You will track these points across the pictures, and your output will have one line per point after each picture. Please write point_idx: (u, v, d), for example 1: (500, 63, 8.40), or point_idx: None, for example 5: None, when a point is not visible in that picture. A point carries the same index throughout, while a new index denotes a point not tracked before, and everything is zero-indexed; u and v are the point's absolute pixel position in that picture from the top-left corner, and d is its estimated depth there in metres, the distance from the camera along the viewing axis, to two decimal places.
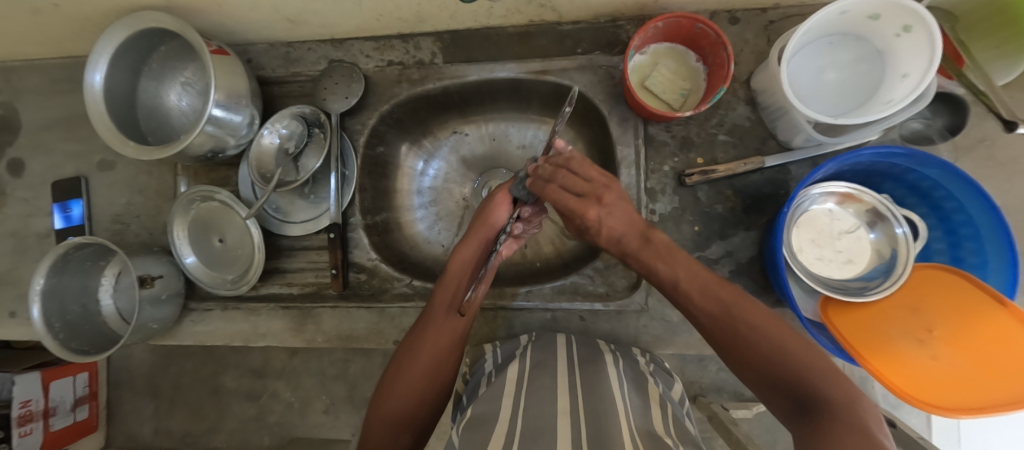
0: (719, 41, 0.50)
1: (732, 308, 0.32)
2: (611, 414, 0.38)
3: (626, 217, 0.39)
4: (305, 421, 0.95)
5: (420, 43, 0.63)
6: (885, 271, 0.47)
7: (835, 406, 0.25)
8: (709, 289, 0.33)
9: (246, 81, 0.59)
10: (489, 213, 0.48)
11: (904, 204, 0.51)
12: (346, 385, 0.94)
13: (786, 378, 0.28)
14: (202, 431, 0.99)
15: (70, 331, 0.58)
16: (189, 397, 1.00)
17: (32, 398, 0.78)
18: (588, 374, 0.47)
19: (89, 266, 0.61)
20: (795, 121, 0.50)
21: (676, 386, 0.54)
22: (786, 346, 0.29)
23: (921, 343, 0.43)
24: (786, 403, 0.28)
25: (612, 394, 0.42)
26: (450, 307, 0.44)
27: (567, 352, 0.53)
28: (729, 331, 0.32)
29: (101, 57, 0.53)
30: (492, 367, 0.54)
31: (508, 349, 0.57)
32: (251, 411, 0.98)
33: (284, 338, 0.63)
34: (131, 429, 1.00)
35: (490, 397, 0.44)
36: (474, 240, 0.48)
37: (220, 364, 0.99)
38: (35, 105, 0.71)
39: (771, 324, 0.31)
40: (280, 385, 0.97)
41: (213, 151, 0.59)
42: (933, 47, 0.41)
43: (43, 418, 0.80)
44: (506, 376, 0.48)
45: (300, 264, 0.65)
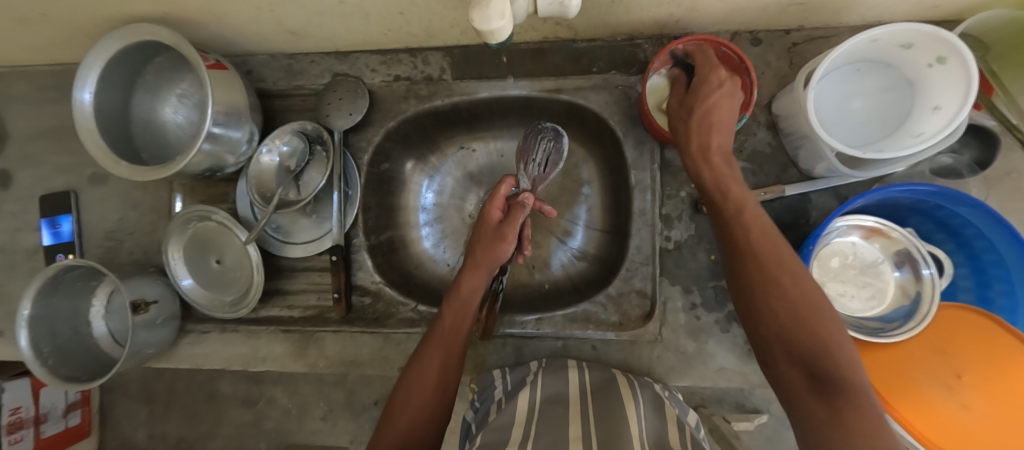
0: (742, 66, 0.48)
1: (782, 274, 0.32)
2: (627, 442, 0.36)
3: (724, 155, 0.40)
4: (303, 427, 0.94)
5: (429, 58, 0.61)
6: (909, 312, 0.45)
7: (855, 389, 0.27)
8: (755, 241, 0.34)
9: (245, 95, 0.56)
10: (497, 243, 0.47)
11: (930, 239, 0.50)
12: (344, 392, 0.92)
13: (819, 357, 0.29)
14: (197, 437, 0.97)
15: (61, 357, 0.55)
16: (184, 405, 0.98)
17: (21, 404, 0.76)
18: (602, 399, 0.45)
19: (80, 286, 0.59)
20: (819, 150, 0.48)
21: (692, 415, 0.51)
22: (827, 329, 0.29)
23: (951, 390, 0.41)
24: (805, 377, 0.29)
25: (627, 419, 0.41)
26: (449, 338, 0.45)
27: (580, 378, 0.52)
28: (757, 299, 0.33)
29: (91, 71, 0.50)
30: (503, 393, 0.53)
31: (518, 375, 0.56)
32: (247, 417, 0.96)
33: (285, 362, 0.61)
34: (124, 433, 0.98)
35: (500, 425, 0.42)
36: (476, 267, 0.47)
37: (216, 372, 0.97)
38: (23, 115, 0.68)
39: (818, 295, 0.31)
40: (276, 392, 0.95)
41: (211, 170, 0.57)
42: (970, 81, 0.39)
43: (33, 425, 0.78)
44: (518, 403, 0.46)
45: (301, 285, 0.63)
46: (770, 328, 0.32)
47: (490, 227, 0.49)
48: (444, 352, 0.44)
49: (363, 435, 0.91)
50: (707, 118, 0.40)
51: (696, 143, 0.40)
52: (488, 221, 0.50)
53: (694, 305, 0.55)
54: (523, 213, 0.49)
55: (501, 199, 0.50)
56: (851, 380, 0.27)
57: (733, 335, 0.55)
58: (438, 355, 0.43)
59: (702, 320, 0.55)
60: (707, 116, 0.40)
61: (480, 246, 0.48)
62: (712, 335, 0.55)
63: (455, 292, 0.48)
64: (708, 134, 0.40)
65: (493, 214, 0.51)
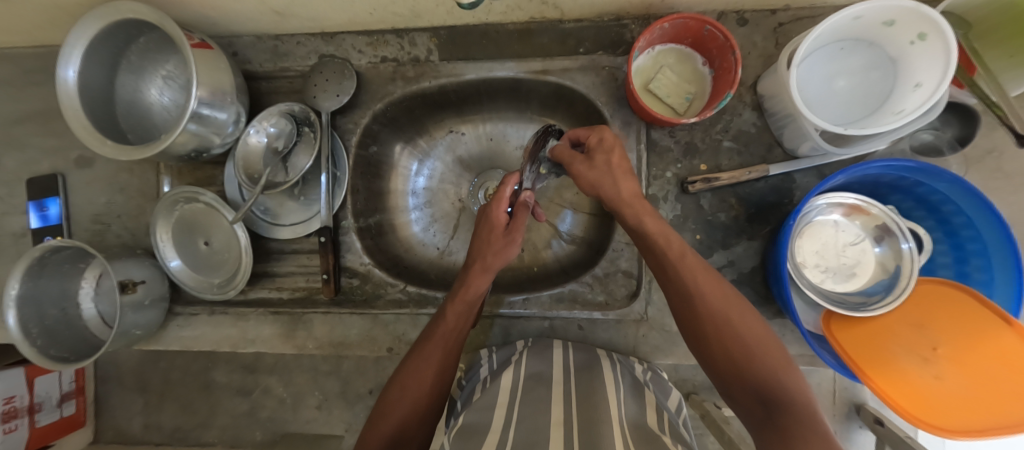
0: (728, 44, 0.48)
1: (731, 316, 0.37)
2: (603, 423, 0.37)
3: (622, 172, 0.45)
4: (298, 417, 0.94)
5: (415, 39, 0.60)
6: (889, 286, 0.46)
7: (796, 402, 0.32)
8: (702, 286, 0.38)
9: (231, 76, 0.56)
10: (507, 248, 0.50)
11: (911, 216, 0.50)
12: (339, 381, 0.93)
13: (763, 385, 0.34)
14: (192, 426, 0.98)
15: (49, 337, 0.56)
16: (179, 393, 0.98)
17: (16, 393, 0.77)
18: (584, 382, 0.47)
19: (68, 268, 0.59)
20: (803, 129, 0.48)
21: (673, 395, 0.52)
22: (765, 353, 0.35)
23: (927, 362, 0.42)
24: (755, 404, 0.34)
25: (606, 403, 0.41)
26: (445, 338, 0.47)
27: (564, 358, 0.53)
28: (708, 333, 0.37)
29: (75, 50, 0.50)
30: (488, 373, 0.54)
31: (504, 354, 0.56)
32: (242, 407, 0.97)
33: (274, 344, 0.62)
34: (119, 423, 0.98)
35: (484, 404, 0.43)
36: (484, 271, 0.49)
37: (211, 360, 0.98)
38: (8, 98, 0.67)
39: (758, 328, 0.37)
40: (271, 381, 0.95)
41: (196, 151, 0.56)
42: (950, 57, 0.40)
43: (27, 414, 0.78)
44: (501, 382, 0.47)
45: (289, 268, 0.63)
46: (719, 356, 0.37)
47: (498, 232, 0.50)
48: (441, 349, 0.46)
49: (356, 422, 0.92)
50: (610, 167, 0.45)
51: (612, 194, 0.44)
52: (495, 221, 0.51)
53: None
54: (522, 221, 0.52)
55: (509, 203, 0.50)
56: (795, 400, 0.32)
57: None
58: (439, 353, 0.46)
59: None
60: (608, 168, 0.45)
61: (491, 251, 0.50)
62: None
63: (460, 293, 0.49)
64: (618, 184, 0.44)
65: (500, 215, 0.51)
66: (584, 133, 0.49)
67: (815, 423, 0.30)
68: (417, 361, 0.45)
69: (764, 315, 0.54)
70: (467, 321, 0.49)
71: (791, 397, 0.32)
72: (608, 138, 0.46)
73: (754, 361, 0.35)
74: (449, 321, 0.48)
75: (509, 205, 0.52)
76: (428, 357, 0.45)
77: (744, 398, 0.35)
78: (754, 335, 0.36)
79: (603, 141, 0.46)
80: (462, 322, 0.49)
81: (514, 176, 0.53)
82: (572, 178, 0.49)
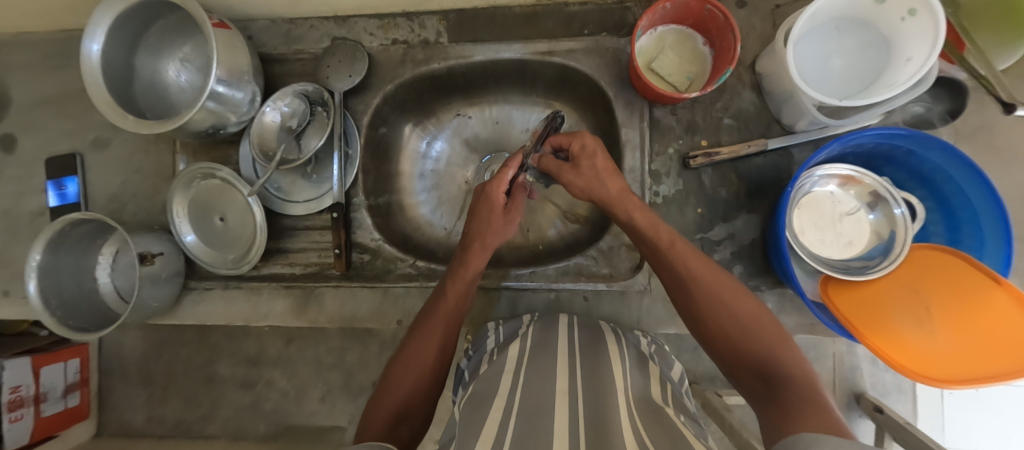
0: (727, 23, 0.50)
1: (724, 295, 0.39)
2: (610, 394, 0.36)
3: (609, 173, 0.46)
4: (301, 409, 0.95)
5: (425, 22, 0.63)
6: (884, 251, 0.48)
7: (793, 373, 0.33)
8: (695, 271, 0.40)
9: (248, 57, 0.58)
10: (504, 229, 0.53)
11: (904, 188, 0.52)
12: (342, 373, 0.94)
13: (762, 361, 0.35)
14: (195, 419, 0.98)
15: (67, 310, 0.57)
16: (182, 386, 0.99)
17: (22, 383, 0.77)
18: (590, 357, 0.45)
19: (85, 244, 0.61)
20: (802, 104, 0.50)
21: (676, 367, 0.54)
22: (763, 330, 0.36)
23: (920, 322, 0.44)
24: (755, 381, 0.35)
25: (612, 374, 0.41)
26: (448, 320, 0.49)
27: (569, 336, 0.51)
28: (705, 315, 0.39)
29: (99, 28, 0.52)
30: (495, 343, 0.54)
31: (510, 327, 0.57)
32: (245, 400, 0.98)
33: (286, 318, 0.63)
34: (123, 416, 0.98)
35: (490, 374, 0.43)
36: (484, 250, 0.51)
37: (214, 352, 0.98)
38: (25, 81, 0.68)
39: (751, 306, 0.38)
40: (275, 374, 0.96)
41: (213, 128, 0.58)
42: (937, 30, 0.42)
43: (33, 404, 0.79)
44: (508, 353, 0.48)
45: (302, 244, 0.65)
46: (718, 338, 0.38)
47: (497, 211, 0.52)
48: (444, 319, 0.49)
49: (359, 413, 0.93)
50: (596, 172, 0.46)
51: (602, 193, 0.45)
52: (492, 200, 0.51)
53: None
54: (520, 200, 0.55)
55: (509, 183, 0.51)
56: (793, 371, 0.33)
57: None
58: (440, 330, 0.48)
59: None
60: (595, 171, 0.46)
61: (490, 230, 0.52)
62: None
63: (460, 273, 0.51)
64: (606, 184, 0.45)
65: (498, 197, 0.51)
66: (567, 138, 0.50)
67: (813, 392, 0.30)
68: (422, 339, 0.47)
69: (763, 285, 0.56)
70: (466, 299, 0.52)
71: (788, 369, 0.33)
72: (591, 143, 0.47)
73: (751, 339, 0.36)
74: (449, 302, 0.50)
75: (507, 186, 0.52)
76: (431, 336, 0.47)
77: (745, 376, 0.36)
78: (747, 315, 0.38)
79: (586, 146, 0.48)
80: (460, 301, 0.51)
81: (520, 155, 0.55)
82: (562, 184, 0.50)
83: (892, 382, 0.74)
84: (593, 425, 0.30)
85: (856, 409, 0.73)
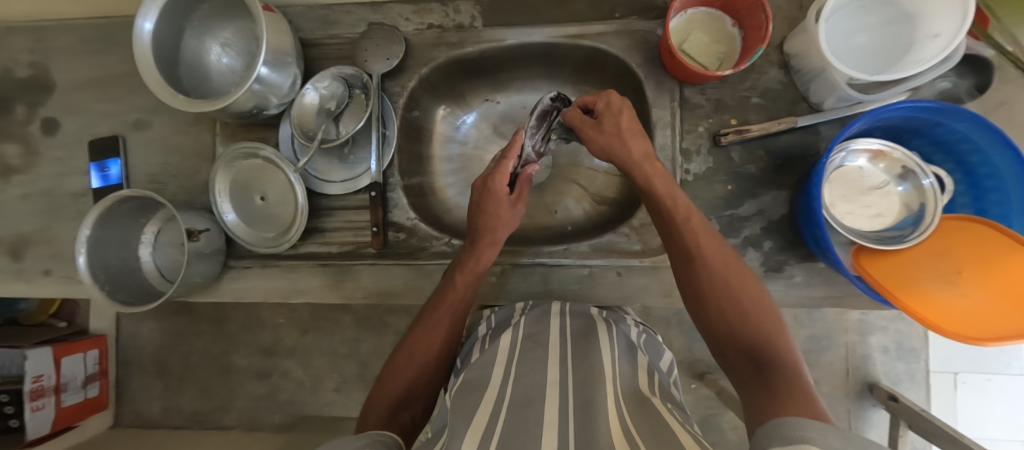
0: (758, 3, 0.51)
1: (729, 277, 0.40)
2: (598, 385, 0.37)
3: (631, 136, 0.48)
4: (316, 399, 0.96)
5: (460, 7, 0.65)
6: (914, 222, 0.50)
7: (782, 359, 0.33)
8: (705, 247, 0.42)
9: (290, 39, 0.60)
10: (508, 222, 0.55)
11: (932, 161, 0.54)
12: (357, 363, 0.96)
13: (756, 345, 0.36)
14: (211, 410, 0.99)
15: (114, 283, 0.59)
16: (198, 376, 0.99)
17: (44, 373, 0.76)
18: (581, 346, 0.45)
19: (130, 221, 0.62)
20: (833, 80, 0.52)
21: (665, 358, 0.55)
22: (763, 317, 0.37)
23: (951, 285, 0.46)
24: (745, 364, 0.36)
25: (602, 363, 0.41)
26: (456, 305, 0.52)
27: (562, 324, 0.52)
28: (708, 295, 0.41)
29: (152, 9, 0.55)
30: (487, 331, 0.54)
31: (502, 315, 0.56)
32: (261, 390, 0.98)
33: (322, 294, 0.65)
34: (140, 408, 0.99)
35: (483, 361, 0.43)
36: (492, 244, 0.54)
37: (231, 343, 0.98)
38: (68, 65, 0.71)
39: (754, 290, 0.39)
40: (289, 365, 0.97)
41: (255, 109, 0.60)
42: (967, 7, 0.43)
43: (54, 393, 0.78)
44: (500, 342, 0.47)
45: (338, 223, 0.66)
46: (717, 320, 0.40)
47: (505, 204, 0.54)
48: (451, 308, 0.51)
49: None
50: (618, 130, 0.48)
51: (624, 156, 0.48)
52: (498, 195, 0.53)
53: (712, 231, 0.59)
54: (524, 187, 0.59)
55: (510, 177, 0.53)
56: (783, 358, 0.34)
57: (748, 259, 0.58)
58: (447, 320, 0.50)
59: None
60: (618, 131, 0.48)
61: (498, 225, 0.54)
62: None
63: (471, 265, 0.54)
64: (628, 145, 0.48)
65: (501, 190, 0.54)
66: (592, 98, 0.52)
67: (800, 378, 0.31)
68: (427, 328, 0.50)
69: (792, 259, 0.57)
70: (472, 289, 0.54)
71: (777, 354, 0.34)
72: (616, 102, 0.49)
73: (751, 322, 0.37)
74: (458, 288, 0.53)
75: (508, 180, 0.54)
76: (438, 324, 0.50)
77: (737, 359, 0.37)
78: (750, 301, 0.38)
79: (611, 105, 0.50)
80: (466, 291, 0.53)
81: (520, 139, 0.55)
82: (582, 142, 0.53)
83: (904, 370, 0.75)
84: (582, 418, 0.31)
85: (869, 398, 0.76)
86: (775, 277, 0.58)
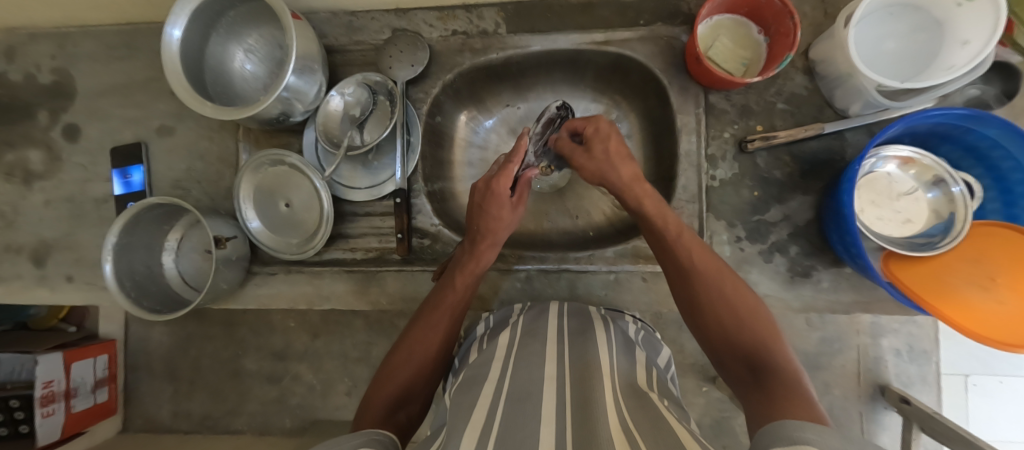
0: (786, 10, 0.51)
1: (723, 285, 0.40)
2: (596, 380, 0.36)
3: (619, 157, 0.50)
4: (327, 403, 0.88)
5: (484, 14, 0.65)
6: (945, 229, 0.50)
7: (781, 364, 0.32)
8: (697, 259, 0.43)
9: (317, 46, 0.60)
10: (505, 226, 0.54)
11: (960, 166, 0.54)
12: (370, 367, 0.87)
13: (753, 352, 0.35)
14: (221, 414, 0.92)
15: (139, 291, 0.59)
16: (208, 379, 0.93)
17: (55, 377, 0.75)
18: (578, 343, 0.45)
19: (155, 227, 0.62)
20: (861, 88, 0.52)
21: (663, 353, 0.55)
22: (759, 323, 0.37)
23: (985, 290, 0.46)
24: (744, 371, 0.35)
25: (599, 359, 0.40)
26: (453, 309, 0.51)
27: (559, 322, 0.52)
28: (702, 303, 0.40)
29: (181, 16, 0.54)
30: (486, 330, 0.54)
31: (501, 315, 0.57)
32: (273, 393, 0.90)
33: (348, 300, 0.65)
34: (149, 411, 0.94)
35: (481, 361, 0.42)
36: (492, 246, 0.54)
37: (241, 347, 0.92)
38: (91, 71, 0.71)
39: (750, 298, 0.39)
40: (301, 368, 0.89)
41: (281, 116, 0.60)
42: (998, 15, 0.43)
43: (64, 398, 0.77)
44: (498, 341, 0.46)
45: (362, 229, 0.66)
46: (714, 327, 0.39)
47: (507, 206, 0.53)
48: (450, 308, 0.50)
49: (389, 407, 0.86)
50: (607, 155, 0.50)
51: (613, 179, 0.49)
52: (501, 197, 0.52)
53: (739, 237, 0.59)
54: (524, 190, 0.57)
55: (513, 179, 0.51)
56: (781, 362, 0.33)
57: (775, 264, 0.58)
58: (446, 320, 0.50)
59: (746, 251, 0.59)
60: (607, 154, 0.50)
61: (498, 226, 0.53)
62: (756, 266, 0.59)
63: (470, 266, 0.53)
64: (617, 168, 0.49)
65: (504, 193, 0.52)
66: (581, 124, 0.54)
67: (799, 382, 0.30)
68: (425, 328, 0.49)
69: (819, 265, 0.58)
70: (472, 289, 0.54)
71: (775, 358, 0.33)
72: (604, 128, 0.52)
73: (746, 330, 0.36)
74: (457, 289, 0.52)
75: (511, 183, 0.53)
76: (437, 324, 0.49)
77: (736, 366, 0.36)
78: (745, 308, 0.38)
79: (600, 130, 0.52)
80: (465, 292, 0.53)
81: (526, 141, 0.54)
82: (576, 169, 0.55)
83: (916, 373, 0.73)
84: (580, 412, 0.30)
85: (881, 401, 0.72)
86: (803, 282, 0.58)
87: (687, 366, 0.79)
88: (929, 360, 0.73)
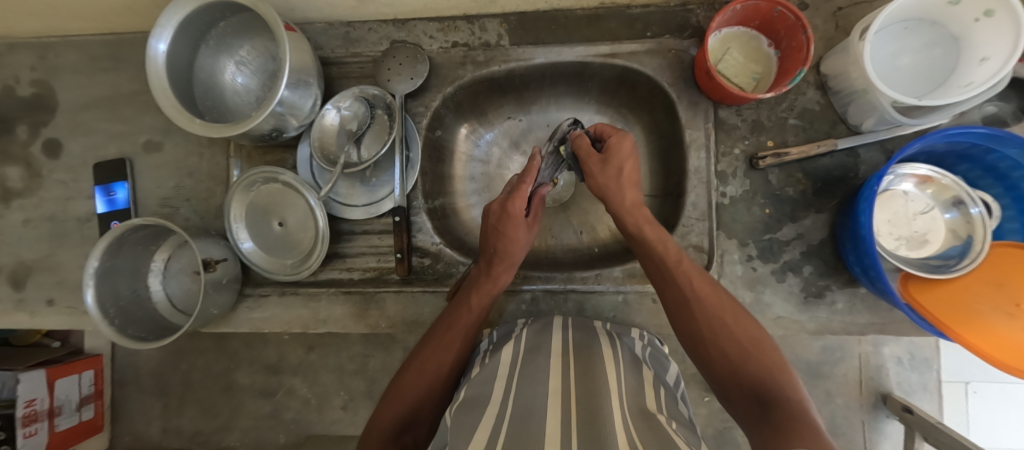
0: (799, 24, 0.50)
1: (725, 318, 0.38)
2: (602, 396, 0.33)
3: (629, 178, 0.45)
4: (322, 418, 0.85)
5: (486, 25, 0.63)
6: (962, 251, 0.49)
7: (789, 399, 0.31)
8: (698, 288, 0.40)
9: (312, 58, 0.57)
10: (512, 250, 0.50)
11: (979, 185, 0.52)
12: (365, 380, 0.84)
13: (758, 387, 0.33)
14: (213, 430, 0.88)
15: (125, 318, 0.56)
16: (199, 395, 0.89)
17: (36, 396, 0.71)
18: (583, 358, 0.42)
19: (141, 249, 0.59)
20: (875, 105, 0.51)
21: (672, 370, 0.49)
22: (765, 356, 0.35)
23: (1011, 316, 0.44)
24: (752, 406, 0.33)
25: (606, 375, 0.38)
26: (467, 331, 0.48)
27: (564, 335, 0.48)
28: (705, 334, 0.38)
29: (166, 28, 0.51)
30: (490, 345, 0.52)
31: (504, 330, 0.54)
32: (266, 408, 0.87)
33: (346, 323, 0.63)
34: (137, 430, 0.89)
35: (484, 377, 0.39)
36: (509, 265, 0.51)
37: (233, 361, 0.88)
38: (74, 84, 0.68)
39: (753, 330, 0.37)
40: (294, 382, 0.86)
41: (274, 131, 0.57)
42: (1017, 30, 0.42)
43: (47, 418, 0.73)
44: (500, 356, 0.43)
45: (360, 248, 0.64)
46: (719, 358, 0.37)
47: (521, 223, 0.50)
48: (463, 329, 0.48)
49: None
50: (619, 175, 0.45)
51: (614, 201, 0.45)
52: (515, 218, 0.49)
53: (750, 256, 0.57)
54: (539, 208, 0.54)
55: (526, 201, 0.49)
56: (789, 397, 0.31)
57: (788, 284, 0.57)
58: (458, 341, 0.47)
59: (758, 271, 0.57)
60: (618, 174, 0.45)
61: (508, 243, 0.50)
62: (768, 285, 0.57)
63: (484, 287, 0.50)
64: (623, 191, 0.45)
65: (519, 213, 0.50)
66: (609, 130, 0.48)
67: (809, 417, 0.29)
68: (436, 348, 0.46)
69: (834, 285, 0.56)
70: (486, 310, 0.51)
71: (782, 394, 0.31)
72: (628, 145, 0.46)
73: (751, 363, 0.35)
74: (469, 310, 0.49)
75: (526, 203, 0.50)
76: (449, 344, 0.46)
77: (743, 400, 0.34)
78: (748, 338, 0.36)
79: (622, 147, 0.46)
80: (473, 315, 0.49)
81: (538, 162, 0.51)
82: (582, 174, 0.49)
83: (918, 381, 0.71)
84: (588, 434, 0.27)
85: (884, 410, 0.70)
86: (817, 303, 0.56)
87: (688, 376, 0.76)
88: (930, 367, 0.71)
